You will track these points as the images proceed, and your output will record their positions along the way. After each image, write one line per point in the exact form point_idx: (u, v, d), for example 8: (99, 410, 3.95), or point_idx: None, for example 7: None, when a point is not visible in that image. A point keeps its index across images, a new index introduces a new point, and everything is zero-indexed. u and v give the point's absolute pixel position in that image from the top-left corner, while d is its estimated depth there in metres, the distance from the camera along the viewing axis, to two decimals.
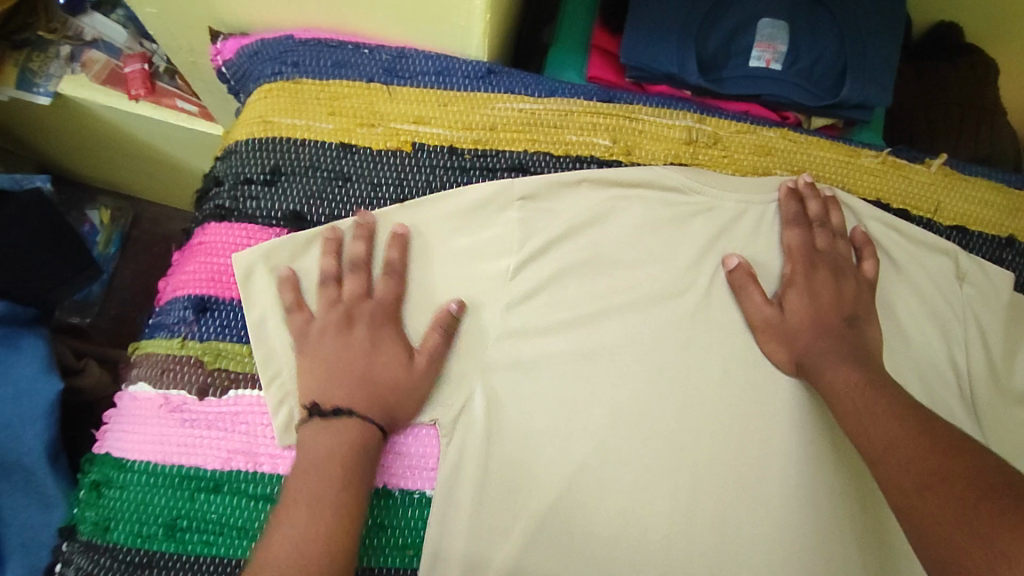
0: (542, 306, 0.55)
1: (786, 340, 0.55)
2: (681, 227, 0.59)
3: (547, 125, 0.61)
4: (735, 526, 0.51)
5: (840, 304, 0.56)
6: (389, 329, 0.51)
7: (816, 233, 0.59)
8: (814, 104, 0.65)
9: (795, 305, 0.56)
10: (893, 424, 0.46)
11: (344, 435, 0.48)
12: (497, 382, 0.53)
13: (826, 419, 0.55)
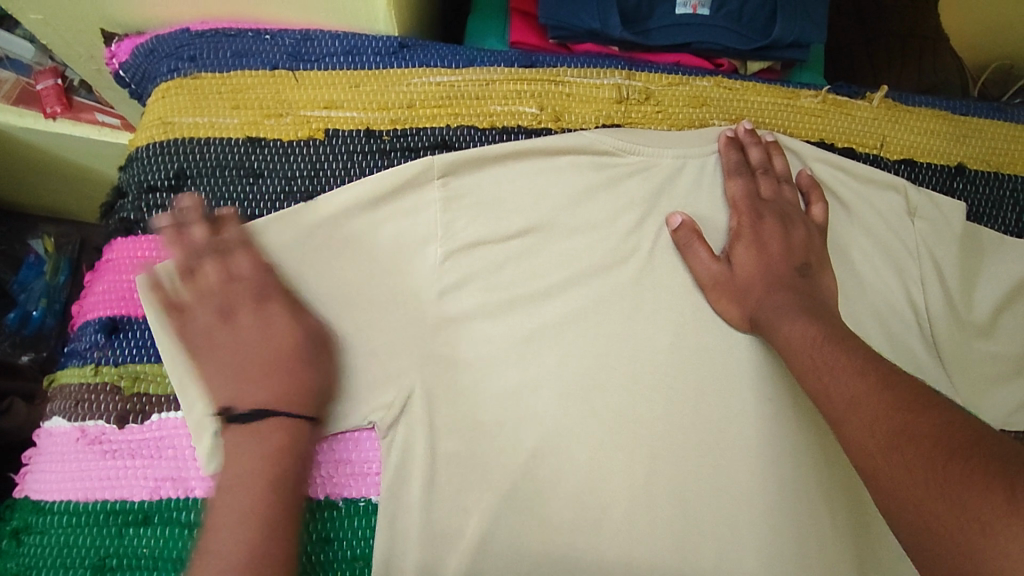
0: (475, 295, 0.53)
1: (737, 297, 0.53)
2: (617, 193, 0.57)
3: (469, 98, 0.59)
4: (698, 495, 0.49)
5: (791, 255, 0.54)
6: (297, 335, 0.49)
7: (758, 182, 0.57)
8: (743, 47, 0.62)
9: (742, 262, 0.54)
10: (849, 378, 0.43)
11: (272, 439, 0.46)
12: (431, 370, 0.51)
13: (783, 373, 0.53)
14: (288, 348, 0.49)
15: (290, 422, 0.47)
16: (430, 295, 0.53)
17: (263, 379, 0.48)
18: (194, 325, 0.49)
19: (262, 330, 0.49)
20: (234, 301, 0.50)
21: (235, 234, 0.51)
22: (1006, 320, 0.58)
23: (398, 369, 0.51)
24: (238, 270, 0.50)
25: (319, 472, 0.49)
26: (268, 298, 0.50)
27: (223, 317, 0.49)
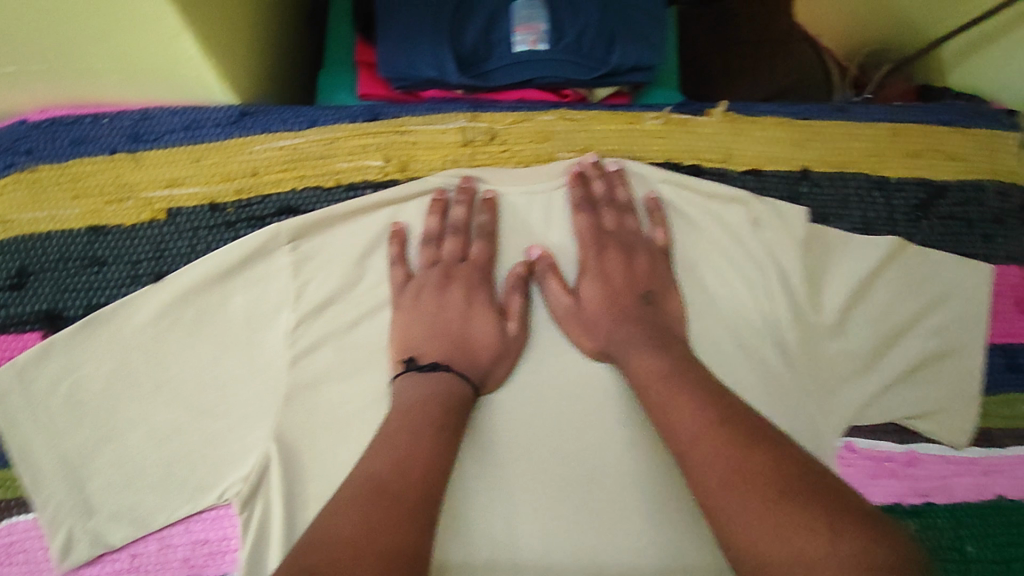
0: (329, 356, 0.55)
1: (585, 328, 0.55)
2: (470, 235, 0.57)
3: (314, 159, 0.59)
4: (558, 525, 0.52)
5: (634, 285, 0.56)
6: (476, 332, 0.53)
7: (601, 215, 0.59)
8: (584, 77, 0.63)
9: (589, 297, 0.55)
10: (696, 413, 0.45)
11: (443, 385, 0.51)
12: (292, 439, 0.52)
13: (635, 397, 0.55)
14: (485, 344, 0.54)
15: (455, 378, 0.52)
16: (284, 362, 0.54)
17: (436, 348, 0.53)
18: (411, 282, 0.56)
19: (466, 312, 0.54)
20: (450, 274, 0.55)
21: (432, 224, 0.57)
22: (855, 317, 0.60)
23: (254, 441, 0.52)
24: (472, 253, 0.56)
25: (177, 557, 0.52)
26: (480, 287, 0.55)
27: (438, 285, 0.55)
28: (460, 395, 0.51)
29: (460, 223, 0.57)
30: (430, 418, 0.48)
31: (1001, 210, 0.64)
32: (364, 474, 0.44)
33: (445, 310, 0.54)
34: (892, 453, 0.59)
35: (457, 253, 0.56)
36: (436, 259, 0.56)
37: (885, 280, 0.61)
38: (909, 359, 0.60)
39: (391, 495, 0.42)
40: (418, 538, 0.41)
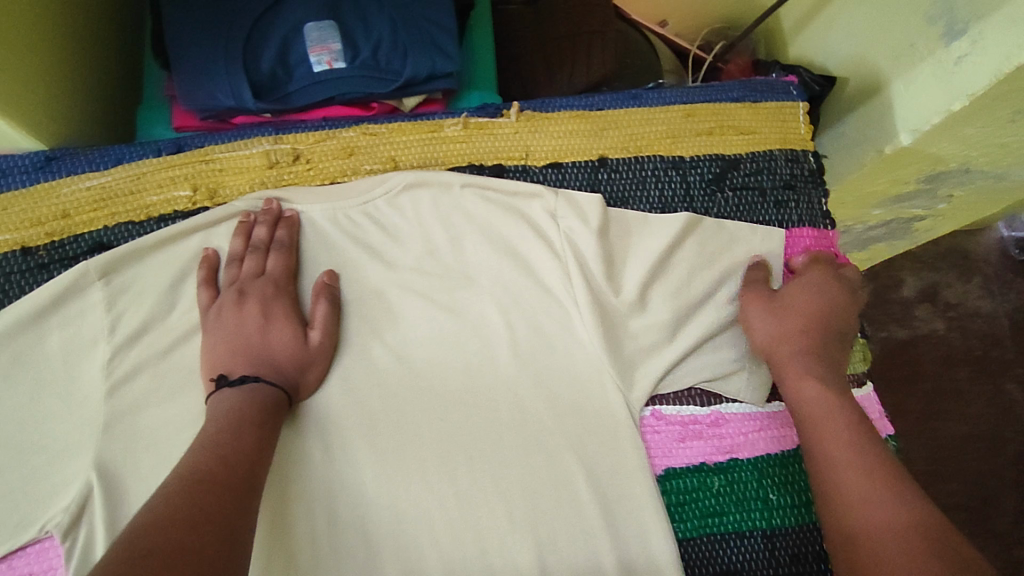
0: (146, 383, 0.58)
1: (771, 310, 0.63)
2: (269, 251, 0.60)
3: (123, 195, 0.62)
4: (376, 515, 0.56)
5: (828, 308, 0.63)
6: (274, 342, 0.57)
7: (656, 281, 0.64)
8: (384, 90, 0.66)
9: (761, 309, 0.63)
10: (808, 390, 0.58)
11: (254, 396, 0.53)
12: (111, 466, 0.55)
13: (448, 390, 0.60)
14: (286, 353, 0.57)
15: (268, 387, 0.55)
16: (101, 393, 0.57)
17: (242, 365, 0.55)
18: (215, 303, 0.58)
19: (264, 325, 0.57)
20: (246, 290, 0.58)
21: (236, 246, 0.60)
22: (656, 293, 0.64)
23: (75, 471, 0.55)
24: (268, 267, 0.59)
25: None
26: (275, 299, 0.58)
27: (235, 303, 0.57)
28: (270, 399, 0.54)
29: (260, 241, 0.60)
30: (249, 418, 0.52)
31: (790, 176, 0.68)
32: (186, 470, 0.47)
33: (246, 325, 0.57)
34: (695, 415, 0.62)
35: (254, 271, 0.59)
36: (235, 278, 0.59)
37: (683, 254, 0.65)
38: (706, 326, 0.63)
39: (197, 489, 0.45)
40: (238, 518, 0.45)
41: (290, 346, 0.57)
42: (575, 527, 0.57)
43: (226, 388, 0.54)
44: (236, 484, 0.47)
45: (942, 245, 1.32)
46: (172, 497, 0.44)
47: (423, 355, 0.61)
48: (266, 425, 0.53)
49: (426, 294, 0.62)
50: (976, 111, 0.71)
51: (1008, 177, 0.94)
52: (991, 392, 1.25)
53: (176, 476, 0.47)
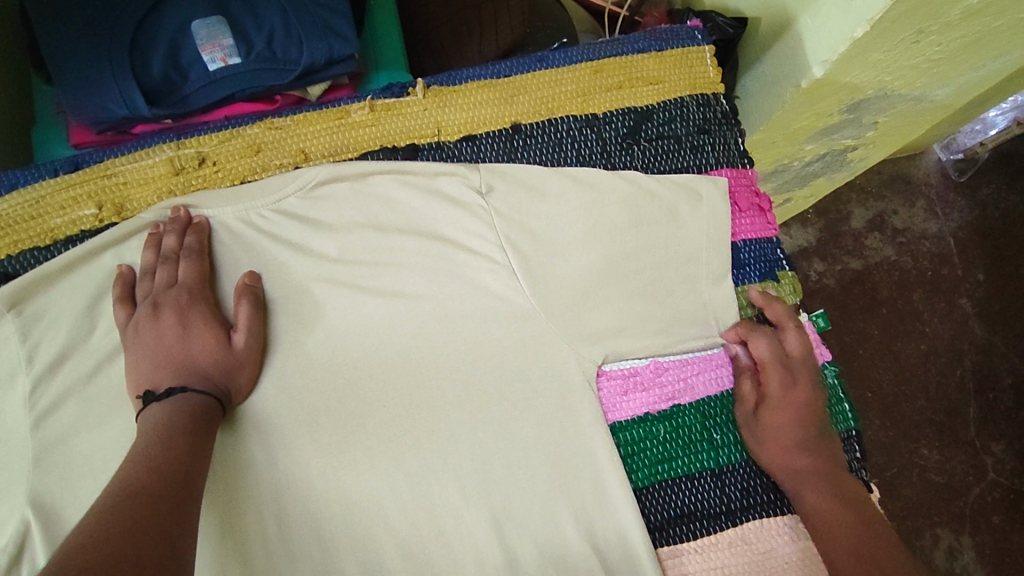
0: (74, 410, 0.56)
1: (786, 383, 0.60)
2: (177, 261, 0.58)
3: (24, 221, 0.60)
4: (330, 510, 0.55)
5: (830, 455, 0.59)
6: (196, 351, 0.55)
7: (785, 335, 0.62)
8: (284, 82, 0.65)
9: (795, 401, 0.59)
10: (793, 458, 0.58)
11: (185, 405, 0.52)
12: (48, 498, 0.54)
13: (390, 377, 0.59)
14: (208, 361, 0.55)
15: (198, 396, 0.53)
16: (26, 426, 0.55)
17: (168, 376, 0.54)
18: (131, 319, 0.57)
19: (183, 334, 0.55)
20: (160, 302, 0.56)
21: (147, 259, 0.59)
22: (586, 251, 0.63)
23: (10, 508, 0.53)
24: (180, 275, 0.58)
25: None
26: (190, 305, 0.57)
27: (149, 317, 0.56)
28: (201, 407, 0.53)
29: (171, 251, 0.58)
30: (179, 427, 0.50)
31: (703, 120, 0.68)
32: (117, 488, 0.45)
33: (164, 336, 0.55)
34: (635, 368, 0.61)
35: (167, 282, 0.58)
36: (149, 292, 0.58)
37: (609, 210, 0.64)
38: (636, 280, 0.63)
39: (124, 506, 0.44)
40: (173, 532, 0.44)
41: (213, 353, 0.55)
42: (535, 493, 0.57)
43: (154, 403, 0.52)
44: (174, 492, 0.46)
45: (883, 173, 1.34)
46: (98, 514, 0.43)
47: (360, 344, 0.60)
48: (201, 434, 0.51)
49: (354, 284, 0.61)
50: (879, 34, 0.72)
51: (928, 96, 0.96)
52: (943, 309, 1.28)
53: (107, 492, 0.45)
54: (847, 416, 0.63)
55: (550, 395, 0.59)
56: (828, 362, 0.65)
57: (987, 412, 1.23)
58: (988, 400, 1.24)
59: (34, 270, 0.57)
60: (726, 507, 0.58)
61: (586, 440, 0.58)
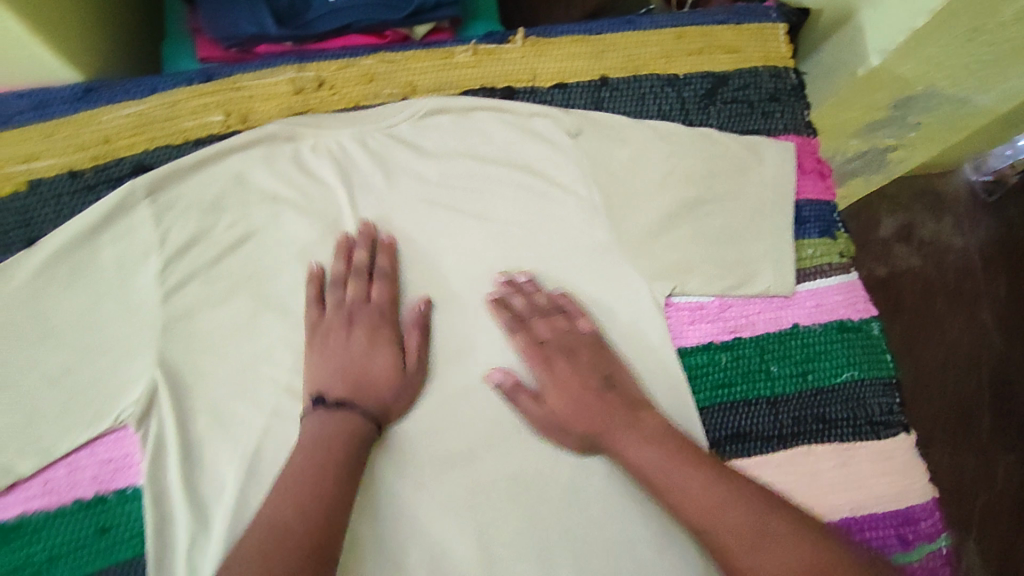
0: (197, 290, 0.62)
1: (542, 364, 0.62)
2: (371, 278, 0.64)
3: (160, 122, 0.66)
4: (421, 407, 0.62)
5: (607, 374, 0.62)
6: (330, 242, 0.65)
7: (705, 261, 0.67)
8: (397, 18, 0.71)
9: (564, 375, 0.62)
10: (646, 450, 0.57)
11: (348, 427, 0.57)
12: (174, 364, 0.60)
13: (476, 293, 0.65)
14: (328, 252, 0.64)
15: (347, 391, 0.59)
16: (155, 300, 0.61)
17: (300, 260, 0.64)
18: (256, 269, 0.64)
19: (319, 302, 0.63)
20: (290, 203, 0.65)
21: (305, 238, 0.65)
22: (662, 193, 0.69)
23: (139, 370, 0.60)
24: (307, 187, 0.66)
25: (85, 476, 0.57)
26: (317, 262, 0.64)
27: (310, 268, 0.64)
28: (355, 421, 0.58)
29: (300, 164, 0.66)
30: (328, 401, 0.58)
31: (774, 90, 0.74)
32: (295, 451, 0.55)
33: (323, 296, 0.63)
34: (702, 302, 0.67)
35: (360, 296, 0.63)
36: (322, 277, 0.63)
37: (686, 160, 0.70)
38: (705, 224, 0.69)
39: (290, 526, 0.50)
40: (324, 516, 0.52)
41: (389, 374, 0.60)
42: None
43: (321, 409, 0.58)
44: (326, 475, 0.54)
45: (911, 187, 1.40)
46: (270, 529, 0.50)
47: (452, 262, 0.66)
48: (356, 454, 0.57)
49: (451, 207, 0.67)
50: (938, 26, 0.77)
51: (973, 101, 1.02)
52: (963, 318, 1.34)
53: (284, 478, 0.54)
54: (890, 365, 0.68)
55: (621, 317, 0.66)
56: (875, 316, 0.69)
57: (1000, 421, 1.28)
58: (1001, 409, 1.29)
59: (172, 164, 0.64)
60: (778, 431, 0.64)
61: (656, 360, 0.64)
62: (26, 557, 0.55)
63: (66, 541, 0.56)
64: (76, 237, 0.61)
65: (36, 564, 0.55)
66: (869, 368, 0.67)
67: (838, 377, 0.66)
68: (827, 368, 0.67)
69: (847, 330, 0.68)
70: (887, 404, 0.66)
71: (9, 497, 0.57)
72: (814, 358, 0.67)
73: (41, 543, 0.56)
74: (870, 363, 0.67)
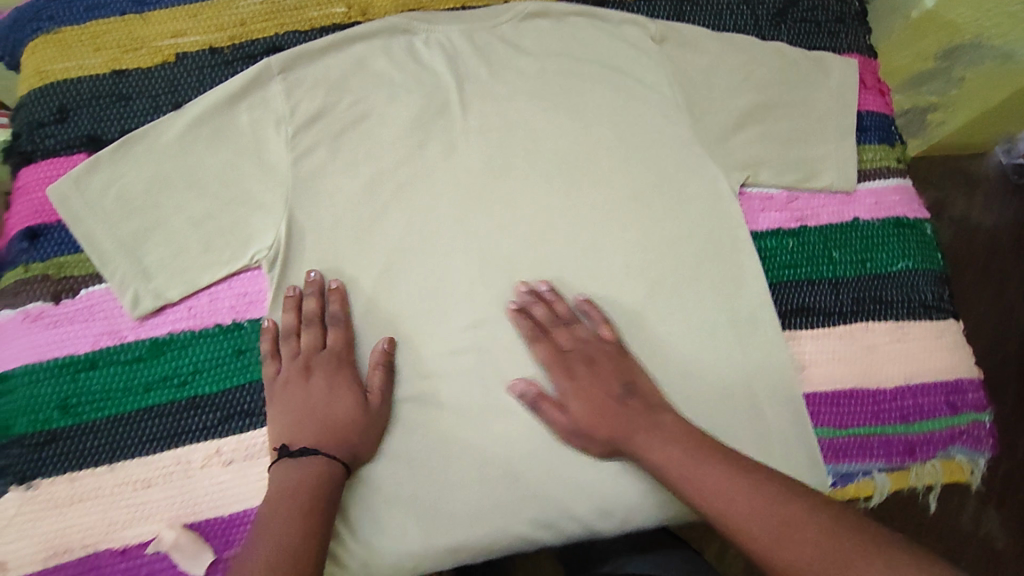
0: (321, 156, 0.69)
1: (564, 378, 0.63)
2: (325, 325, 0.65)
3: (291, 11, 0.74)
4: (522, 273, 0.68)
5: (612, 389, 0.62)
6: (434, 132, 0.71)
7: (591, 315, 0.66)
8: None
9: (582, 383, 0.63)
10: (669, 448, 0.58)
11: (312, 462, 0.58)
12: (300, 218, 0.67)
13: (573, 180, 0.71)
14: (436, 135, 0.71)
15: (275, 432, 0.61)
16: (285, 162, 0.68)
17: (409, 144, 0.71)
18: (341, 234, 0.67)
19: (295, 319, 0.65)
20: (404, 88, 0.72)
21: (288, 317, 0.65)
22: (742, 97, 0.74)
23: (271, 220, 0.67)
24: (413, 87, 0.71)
25: (224, 305, 0.66)
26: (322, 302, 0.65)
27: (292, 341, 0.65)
28: (318, 415, 0.61)
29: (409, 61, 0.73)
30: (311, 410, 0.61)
31: (841, 13, 0.81)
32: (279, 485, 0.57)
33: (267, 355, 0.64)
34: (772, 194, 0.74)
35: (315, 346, 0.64)
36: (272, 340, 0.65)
37: (764, 69, 0.76)
38: (782, 125, 0.74)
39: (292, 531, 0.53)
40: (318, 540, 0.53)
41: (352, 410, 0.61)
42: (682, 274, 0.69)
43: (288, 457, 0.59)
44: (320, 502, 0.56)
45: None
46: (269, 533, 0.52)
47: (552, 150, 0.72)
48: (280, 474, 0.58)
49: (549, 100, 0.73)
50: None
51: None
52: None
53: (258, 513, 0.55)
54: (940, 262, 0.74)
55: (702, 201, 0.72)
56: (928, 218, 0.76)
57: None
58: None
59: (302, 45, 0.71)
60: (838, 309, 0.71)
61: (730, 240, 0.71)
62: (173, 369, 0.64)
63: (207, 359, 0.65)
64: (217, 103, 0.68)
65: (181, 376, 0.64)
66: (922, 260, 0.73)
67: (894, 267, 0.73)
68: (885, 257, 0.73)
69: (903, 226, 0.74)
70: (937, 292, 0.73)
71: (158, 318, 0.65)
72: (872, 249, 0.73)
73: (186, 358, 0.64)
74: (923, 256, 0.74)
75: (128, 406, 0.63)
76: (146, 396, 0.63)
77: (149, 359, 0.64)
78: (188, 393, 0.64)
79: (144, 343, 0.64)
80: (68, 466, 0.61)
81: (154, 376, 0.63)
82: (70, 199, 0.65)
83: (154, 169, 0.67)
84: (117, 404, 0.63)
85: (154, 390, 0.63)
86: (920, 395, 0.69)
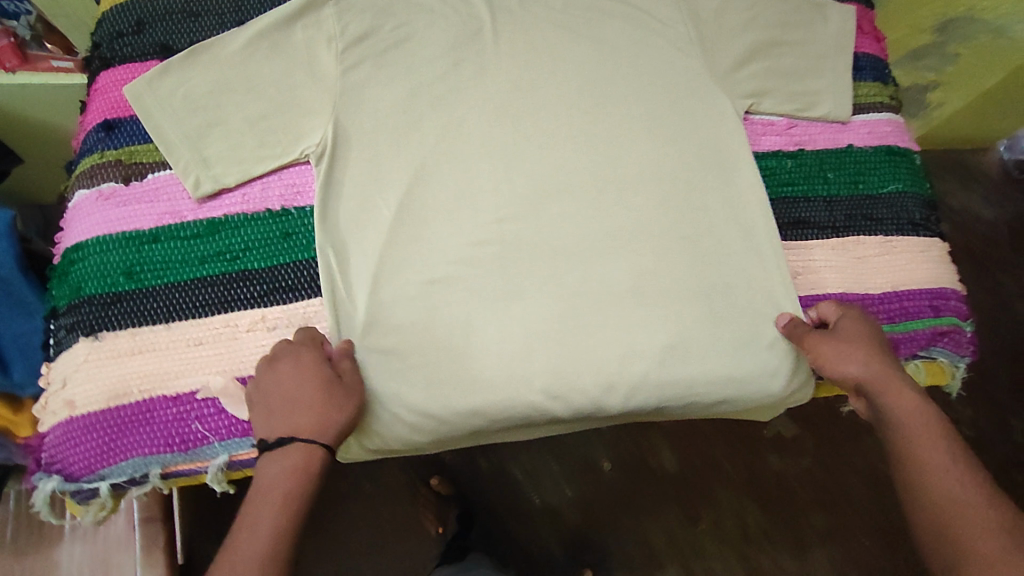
0: (368, 71, 0.76)
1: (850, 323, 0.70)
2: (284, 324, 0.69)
3: None
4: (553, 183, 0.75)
5: (874, 344, 0.69)
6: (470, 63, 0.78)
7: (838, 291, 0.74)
8: None
9: (857, 329, 0.70)
10: (902, 402, 0.65)
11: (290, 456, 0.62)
12: (347, 123, 0.74)
13: (601, 105, 0.78)
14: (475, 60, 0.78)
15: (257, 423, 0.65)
16: (335, 74, 0.75)
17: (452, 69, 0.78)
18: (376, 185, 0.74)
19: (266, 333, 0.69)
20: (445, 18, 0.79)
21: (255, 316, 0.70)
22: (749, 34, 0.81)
23: (319, 124, 0.74)
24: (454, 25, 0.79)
25: (274, 193, 0.74)
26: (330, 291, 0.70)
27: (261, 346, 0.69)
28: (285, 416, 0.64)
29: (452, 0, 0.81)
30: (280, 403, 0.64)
31: None
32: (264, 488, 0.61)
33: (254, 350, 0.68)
34: (775, 122, 0.81)
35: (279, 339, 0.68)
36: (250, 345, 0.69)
37: (773, 12, 0.83)
38: (786, 61, 0.82)
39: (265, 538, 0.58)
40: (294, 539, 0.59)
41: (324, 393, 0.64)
42: (697, 188, 0.76)
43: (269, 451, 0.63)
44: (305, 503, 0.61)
45: (949, 153, 1.50)
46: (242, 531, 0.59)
47: (579, 78, 0.79)
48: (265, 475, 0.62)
49: (576, 34, 0.81)
50: None
51: None
52: (1006, 264, 1.43)
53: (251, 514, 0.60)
54: (927, 188, 0.81)
55: (712, 124, 0.79)
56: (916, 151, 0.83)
57: None
58: None
59: None
60: (832, 223, 0.77)
61: (737, 159, 0.78)
62: (225, 245, 0.71)
63: (257, 239, 0.72)
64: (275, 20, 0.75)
65: (233, 252, 0.71)
66: (909, 185, 0.80)
67: (884, 189, 0.79)
68: (876, 180, 0.79)
69: (893, 154, 0.81)
70: (923, 213, 0.79)
71: (217, 201, 0.73)
72: (865, 173, 0.79)
73: (238, 237, 0.72)
74: (911, 181, 0.80)
75: (184, 275, 0.70)
76: (200, 267, 0.70)
77: (206, 235, 0.71)
78: (238, 268, 0.71)
79: (203, 221, 0.72)
80: (132, 322, 0.68)
81: (209, 250, 0.71)
82: (144, 96, 0.73)
83: (216, 74, 0.74)
84: (174, 273, 0.70)
85: (208, 263, 0.70)
86: (906, 298, 0.75)
